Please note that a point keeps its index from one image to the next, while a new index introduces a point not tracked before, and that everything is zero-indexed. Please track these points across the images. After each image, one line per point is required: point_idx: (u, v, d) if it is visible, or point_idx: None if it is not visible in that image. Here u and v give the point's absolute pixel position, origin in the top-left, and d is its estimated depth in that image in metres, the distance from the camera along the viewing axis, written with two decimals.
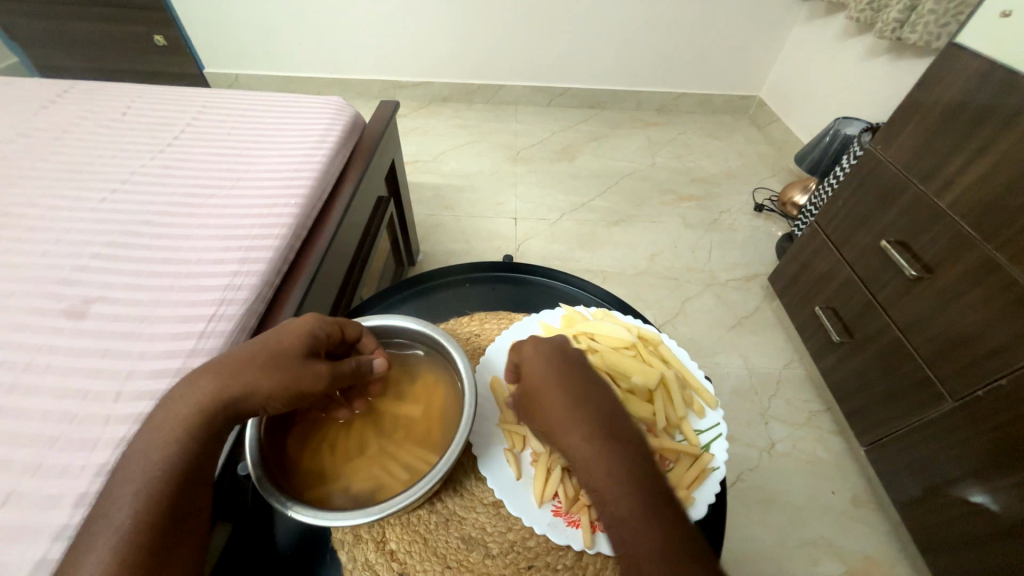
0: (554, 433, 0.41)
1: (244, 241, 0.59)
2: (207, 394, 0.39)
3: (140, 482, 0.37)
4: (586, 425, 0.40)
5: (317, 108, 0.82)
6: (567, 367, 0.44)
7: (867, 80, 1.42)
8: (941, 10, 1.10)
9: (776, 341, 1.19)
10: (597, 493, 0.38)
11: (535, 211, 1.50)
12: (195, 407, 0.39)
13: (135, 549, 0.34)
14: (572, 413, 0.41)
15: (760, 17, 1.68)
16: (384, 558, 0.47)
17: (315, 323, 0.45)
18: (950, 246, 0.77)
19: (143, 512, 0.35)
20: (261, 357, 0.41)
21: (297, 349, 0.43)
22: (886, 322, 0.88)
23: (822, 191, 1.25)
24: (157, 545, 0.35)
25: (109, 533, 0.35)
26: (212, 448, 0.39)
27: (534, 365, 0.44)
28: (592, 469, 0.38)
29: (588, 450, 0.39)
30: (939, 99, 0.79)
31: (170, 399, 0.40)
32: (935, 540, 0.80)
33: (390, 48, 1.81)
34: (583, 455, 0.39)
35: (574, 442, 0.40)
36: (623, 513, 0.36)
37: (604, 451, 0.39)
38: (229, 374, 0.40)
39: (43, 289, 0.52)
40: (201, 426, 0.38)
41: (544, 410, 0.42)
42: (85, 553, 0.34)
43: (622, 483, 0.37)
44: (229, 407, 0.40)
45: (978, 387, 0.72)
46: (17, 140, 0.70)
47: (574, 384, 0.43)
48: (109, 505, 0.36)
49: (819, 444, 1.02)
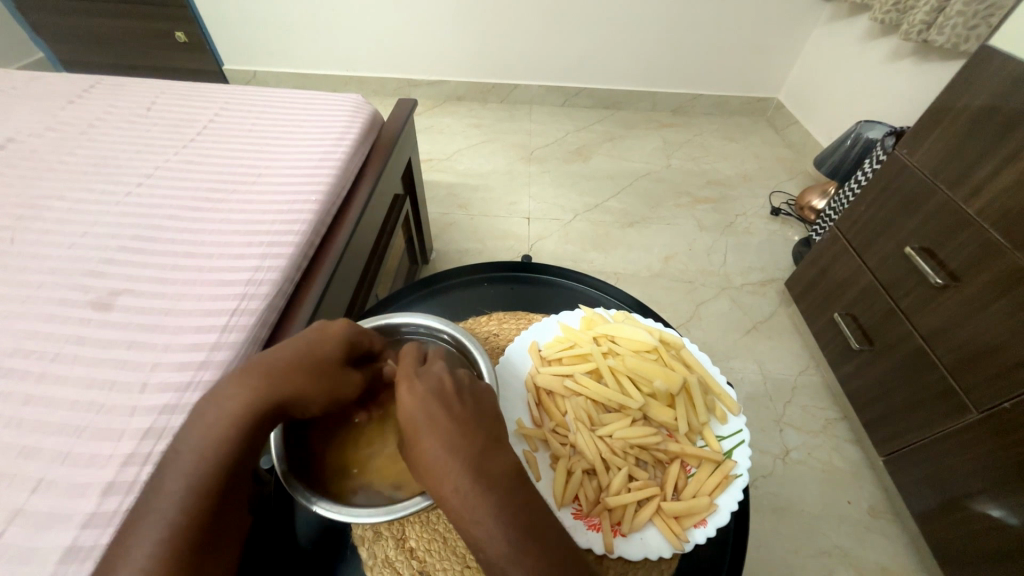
0: (422, 470, 0.38)
1: (266, 236, 0.60)
2: (257, 396, 0.40)
3: (186, 478, 0.37)
4: (462, 458, 0.37)
5: (337, 105, 0.82)
6: (435, 403, 0.39)
7: (891, 82, 1.39)
8: (971, 12, 1.07)
9: (792, 347, 1.17)
10: (468, 535, 0.36)
11: (549, 211, 1.50)
12: (247, 409, 0.39)
13: (186, 544, 0.35)
14: (446, 445, 0.38)
15: (781, 18, 1.66)
16: (404, 555, 0.47)
17: (354, 332, 0.46)
18: (976, 254, 0.75)
19: (189, 504, 0.36)
20: (307, 365, 0.42)
21: (336, 357, 0.43)
22: (909, 330, 0.86)
23: (842, 196, 1.23)
24: (203, 542, 0.36)
25: (162, 524, 0.35)
26: (257, 445, 0.40)
27: (408, 388, 0.40)
28: (464, 510, 0.36)
29: (460, 489, 0.36)
30: (970, 102, 0.77)
31: (218, 396, 0.40)
32: (955, 553, 0.79)
33: (407, 47, 1.82)
34: (457, 497, 0.36)
35: (444, 482, 0.37)
36: (501, 556, 0.35)
37: (480, 494, 0.36)
38: (280, 377, 0.41)
39: (71, 280, 0.53)
40: (250, 425, 0.39)
41: (418, 441, 0.38)
42: (133, 541, 0.35)
43: (495, 523, 0.35)
44: (274, 409, 0.40)
45: (1004, 399, 0.70)
46: (46, 133, 0.71)
47: (450, 413, 0.39)
48: (159, 495, 0.37)
49: (836, 452, 1.00)
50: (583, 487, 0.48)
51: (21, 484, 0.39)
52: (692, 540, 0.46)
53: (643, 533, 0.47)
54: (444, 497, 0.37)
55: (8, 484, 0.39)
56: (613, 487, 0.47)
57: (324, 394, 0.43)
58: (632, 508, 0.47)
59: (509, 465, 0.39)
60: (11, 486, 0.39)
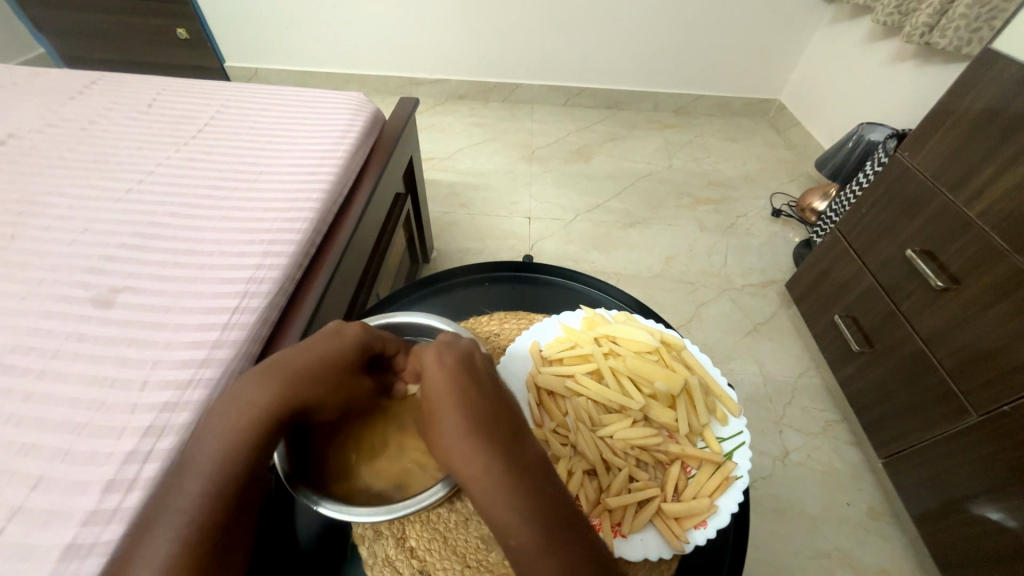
0: (446, 454, 0.38)
1: (267, 234, 0.60)
2: (275, 398, 0.39)
3: (203, 481, 0.37)
4: (486, 443, 0.37)
5: (339, 103, 0.82)
6: (461, 388, 0.40)
7: (893, 84, 1.39)
8: (973, 15, 1.07)
9: (792, 349, 1.17)
10: (489, 518, 0.36)
11: (550, 211, 1.50)
12: (262, 411, 0.39)
13: (203, 547, 0.35)
14: (470, 431, 0.37)
15: (784, 19, 1.66)
16: (404, 555, 0.47)
17: (364, 335, 0.46)
18: (978, 257, 0.75)
19: (207, 507, 0.36)
20: (319, 367, 0.42)
21: (348, 360, 0.44)
22: (909, 332, 0.86)
23: (843, 198, 1.23)
24: (220, 544, 0.36)
25: (179, 527, 0.35)
26: (271, 446, 0.40)
27: (433, 373, 0.41)
28: (488, 496, 0.35)
29: (485, 475, 0.36)
30: (972, 105, 0.77)
31: (234, 397, 0.40)
32: (955, 556, 0.79)
33: (409, 45, 1.82)
34: (481, 484, 0.36)
35: (469, 466, 0.36)
36: (525, 546, 0.34)
37: (503, 480, 0.35)
38: (294, 379, 0.41)
39: (71, 277, 0.53)
40: (269, 428, 0.39)
41: (443, 426, 0.38)
42: (148, 543, 0.35)
43: (519, 512, 0.34)
44: (290, 410, 0.40)
45: (1004, 402, 0.70)
46: (47, 129, 0.71)
47: (474, 399, 0.39)
48: (174, 497, 0.36)
49: (835, 454, 1.00)
50: (584, 488, 0.48)
51: (21, 481, 0.39)
52: (692, 542, 0.46)
53: (643, 534, 0.47)
54: (470, 483, 0.36)
55: (8, 481, 0.39)
56: (614, 488, 0.47)
57: (336, 396, 0.43)
58: (632, 509, 0.47)
59: (533, 453, 0.38)
60: (11, 484, 0.39)
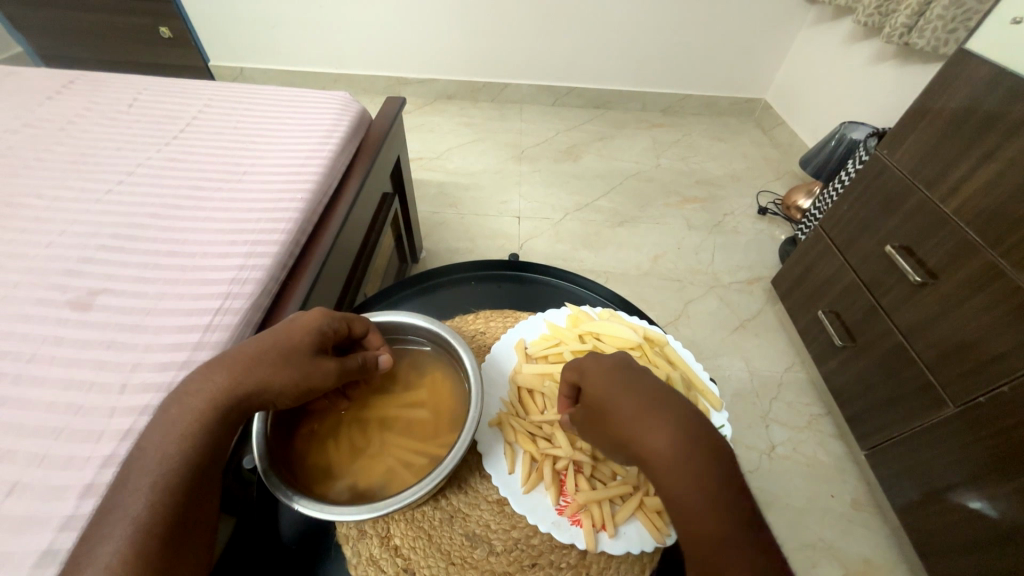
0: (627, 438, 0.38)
1: (250, 234, 0.59)
2: (224, 390, 0.40)
3: (152, 475, 0.37)
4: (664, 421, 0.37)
5: (324, 103, 0.81)
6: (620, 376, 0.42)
7: (874, 84, 1.42)
8: (949, 16, 1.09)
9: (778, 345, 1.19)
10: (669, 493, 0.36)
11: (539, 210, 1.50)
12: (210, 404, 0.39)
13: (152, 541, 0.35)
14: (659, 415, 0.38)
15: (767, 20, 1.68)
16: (388, 553, 0.47)
17: (323, 320, 0.45)
18: (955, 251, 0.76)
19: (157, 501, 0.36)
20: (272, 356, 0.42)
21: (306, 346, 0.43)
22: (890, 327, 0.88)
23: (826, 195, 1.24)
24: (172, 540, 0.35)
25: (127, 523, 0.35)
26: (225, 440, 0.40)
27: (599, 368, 0.43)
28: (664, 474, 0.36)
29: (674, 454, 0.36)
30: (945, 104, 0.79)
31: (182, 392, 0.40)
32: (937, 544, 0.80)
33: (397, 45, 1.81)
34: (663, 464, 0.36)
35: (658, 442, 0.37)
36: (713, 530, 0.34)
37: (694, 460, 0.35)
38: (245, 369, 0.41)
39: (48, 279, 0.52)
40: (219, 418, 0.39)
41: (621, 408, 0.39)
42: (100, 540, 0.35)
43: (715, 496, 0.34)
44: (242, 402, 0.41)
45: (981, 393, 0.72)
46: (22, 130, 0.70)
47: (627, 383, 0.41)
48: (124, 495, 0.37)
49: (820, 447, 1.02)
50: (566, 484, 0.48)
51: None
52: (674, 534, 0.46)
53: (626, 528, 0.47)
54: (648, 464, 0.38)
55: None
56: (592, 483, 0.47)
57: (295, 385, 0.42)
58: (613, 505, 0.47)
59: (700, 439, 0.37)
60: None
